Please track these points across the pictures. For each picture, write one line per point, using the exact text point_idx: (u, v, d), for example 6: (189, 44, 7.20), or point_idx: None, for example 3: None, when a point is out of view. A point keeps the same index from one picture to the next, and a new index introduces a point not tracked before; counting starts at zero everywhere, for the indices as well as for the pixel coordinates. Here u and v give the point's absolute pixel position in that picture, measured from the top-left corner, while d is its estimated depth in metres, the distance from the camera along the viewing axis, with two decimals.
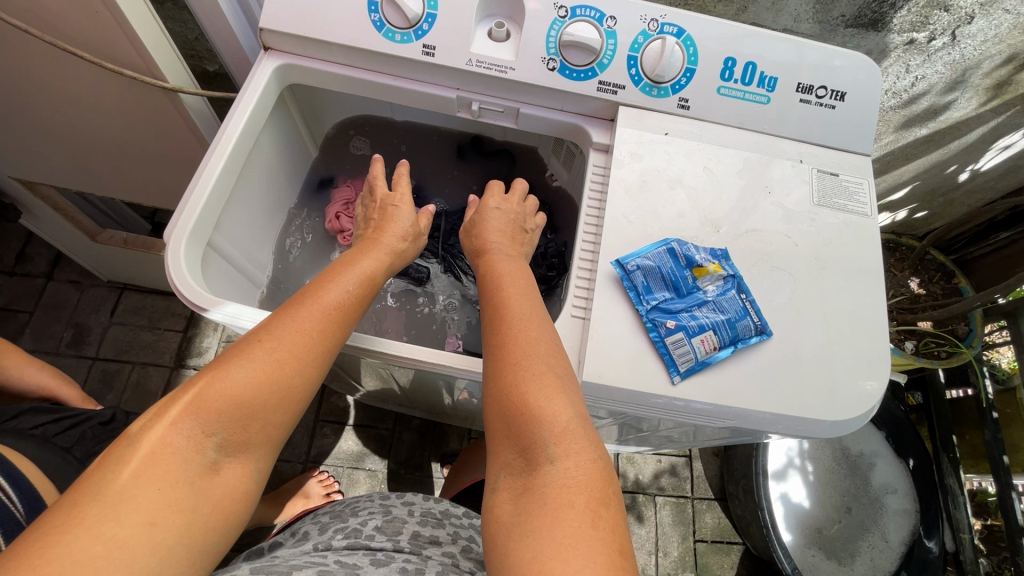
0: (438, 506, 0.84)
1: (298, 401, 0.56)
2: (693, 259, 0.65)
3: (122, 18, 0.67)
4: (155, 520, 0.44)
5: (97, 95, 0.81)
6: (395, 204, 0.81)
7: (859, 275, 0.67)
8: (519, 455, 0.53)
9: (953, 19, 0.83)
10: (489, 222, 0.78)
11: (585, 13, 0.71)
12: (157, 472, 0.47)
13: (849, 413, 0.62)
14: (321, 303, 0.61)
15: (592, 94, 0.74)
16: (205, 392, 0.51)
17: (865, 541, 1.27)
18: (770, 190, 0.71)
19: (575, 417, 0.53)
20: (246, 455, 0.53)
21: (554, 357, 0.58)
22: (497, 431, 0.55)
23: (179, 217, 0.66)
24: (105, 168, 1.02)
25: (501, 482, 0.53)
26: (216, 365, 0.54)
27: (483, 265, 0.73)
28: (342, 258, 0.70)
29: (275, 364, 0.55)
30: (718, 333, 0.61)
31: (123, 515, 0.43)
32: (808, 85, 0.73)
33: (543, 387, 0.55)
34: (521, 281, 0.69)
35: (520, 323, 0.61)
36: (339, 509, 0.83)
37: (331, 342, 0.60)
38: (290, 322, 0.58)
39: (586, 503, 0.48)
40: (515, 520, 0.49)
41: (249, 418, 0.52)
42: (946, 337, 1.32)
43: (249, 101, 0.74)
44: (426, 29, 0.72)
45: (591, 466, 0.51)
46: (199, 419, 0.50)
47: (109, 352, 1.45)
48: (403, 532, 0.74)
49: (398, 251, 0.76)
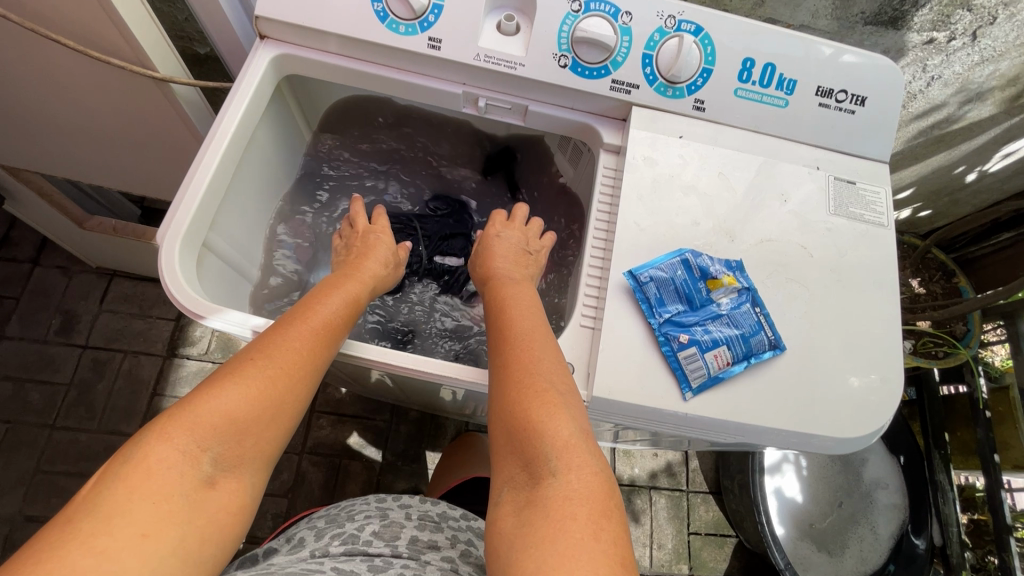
0: (435, 508, 0.83)
1: (290, 418, 0.55)
2: (708, 270, 0.63)
3: (107, 5, 0.63)
4: (150, 532, 0.43)
5: (79, 83, 0.77)
6: (376, 234, 0.80)
7: (873, 287, 0.66)
8: (522, 469, 0.52)
9: (975, 19, 0.81)
10: (493, 250, 0.77)
11: (599, 8, 0.68)
12: (152, 486, 0.45)
13: (862, 430, 0.60)
14: (310, 323, 0.60)
15: (604, 94, 0.71)
16: (201, 409, 0.50)
17: (854, 534, 1.30)
18: (785, 198, 0.68)
19: (576, 432, 0.53)
20: (242, 469, 0.51)
21: (555, 374, 0.58)
22: (501, 447, 0.55)
23: (174, 219, 0.63)
24: (89, 158, 0.98)
25: (503, 496, 0.52)
26: (209, 384, 0.52)
27: (490, 289, 0.71)
28: (326, 282, 0.69)
29: (267, 381, 0.54)
30: (732, 348, 0.60)
31: (118, 527, 0.42)
32: (828, 88, 0.70)
33: (544, 402, 0.54)
34: (525, 301, 0.68)
35: (520, 342, 0.61)
36: (335, 512, 0.81)
37: (320, 361, 0.59)
38: (280, 341, 0.57)
39: (588, 515, 0.47)
40: (518, 532, 0.47)
41: (243, 433, 0.51)
42: (945, 338, 1.35)
43: (245, 94, 0.70)
44: (432, 20, 0.68)
45: (593, 477, 0.50)
46: (194, 433, 0.48)
47: (100, 340, 1.42)
48: (400, 536, 0.74)
49: (379, 277, 0.75)
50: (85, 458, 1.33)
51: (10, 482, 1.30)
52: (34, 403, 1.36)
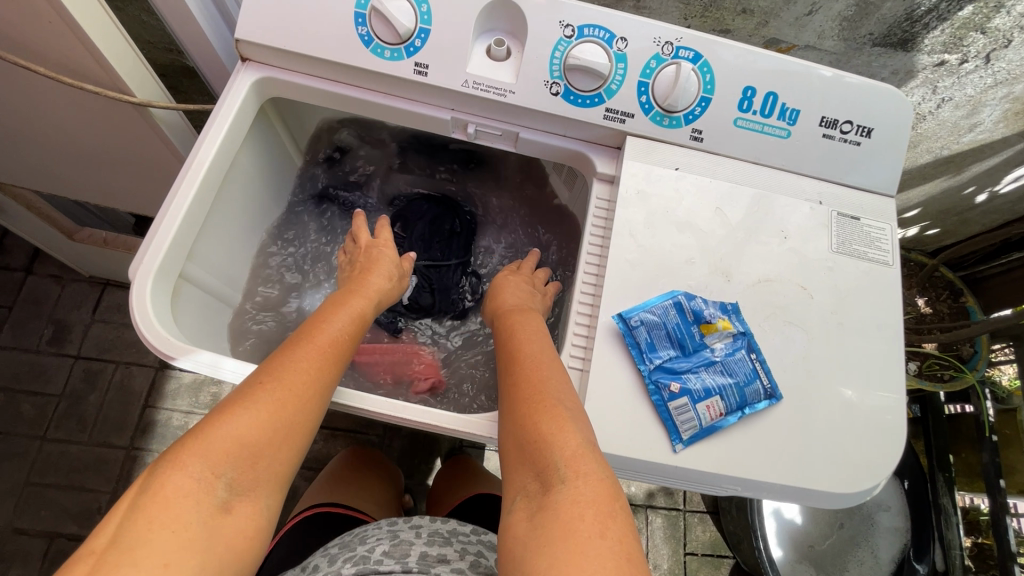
0: (445, 525, 0.79)
1: (305, 438, 0.53)
2: (702, 314, 0.60)
3: (78, 29, 0.61)
4: (171, 562, 0.41)
5: (58, 105, 0.75)
6: (379, 247, 0.79)
7: (876, 331, 0.63)
8: (535, 477, 0.49)
9: (988, 42, 0.78)
10: (505, 285, 0.78)
11: (593, 33, 0.65)
12: (167, 517, 0.43)
13: (860, 486, 0.58)
14: (318, 340, 0.58)
15: (597, 122, 0.68)
16: (213, 435, 0.48)
17: (854, 557, 1.27)
18: (785, 236, 0.65)
19: (585, 441, 0.50)
20: (258, 493, 0.49)
21: (564, 389, 0.55)
22: (513, 460, 0.52)
23: (145, 255, 0.61)
24: (74, 175, 0.96)
25: (516, 504, 0.49)
26: (219, 409, 0.50)
27: (501, 318, 0.70)
28: (333, 299, 0.66)
29: (279, 402, 0.51)
30: (725, 398, 0.57)
31: (139, 559, 0.40)
32: (832, 119, 0.67)
33: (554, 415, 0.52)
34: (530, 326, 0.66)
35: (530, 362, 0.59)
36: (348, 538, 0.78)
37: (331, 378, 0.57)
38: (287, 362, 0.55)
39: (594, 514, 0.44)
40: (532, 537, 0.45)
41: (257, 457, 0.49)
42: (951, 361, 1.30)
43: (227, 116, 0.68)
44: (418, 45, 0.66)
45: (600, 483, 0.47)
46: (207, 460, 0.46)
47: (91, 350, 1.41)
48: (411, 554, 0.71)
49: (385, 291, 0.73)
50: (76, 470, 1.32)
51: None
52: (25, 413, 1.35)
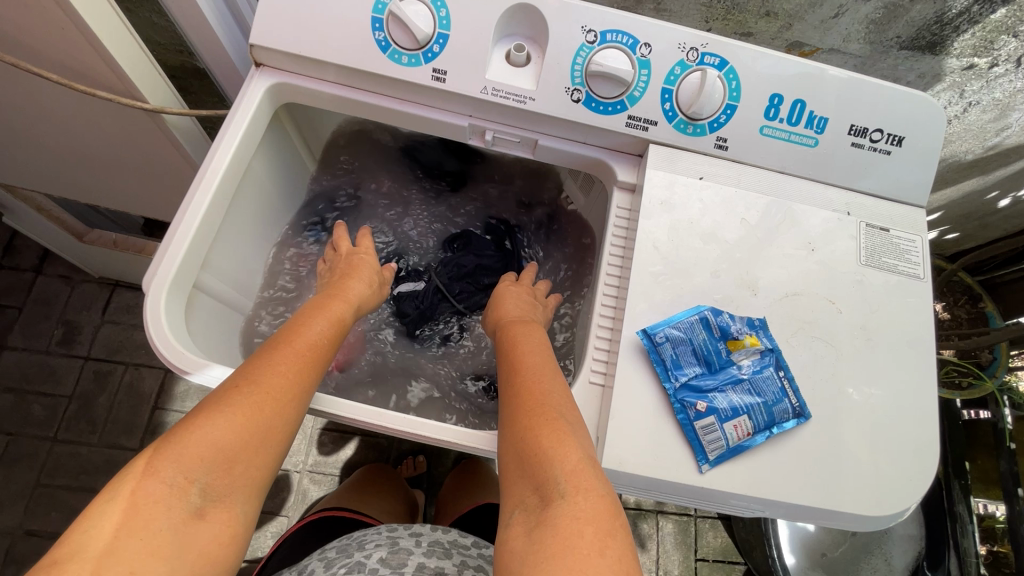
0: (446, 536, 0.78)
1: (281, 442, 0.52)
2: (728, 330, 0.59)
3: (90, 34, 0.60)
4: (137, 570, 0.40)
5: (69, 110, 0.74)
6: (360, 255, 0.79)
7: (906, 346, 0.61)
8: (533, 490, 0.48)
9: (1020, 45, 0.75)
10: (506, 295, 0.77)
11: (616, 39, 0.63)
12: (139, 523, 0.42)
13: (887, 509, 0.56)
14: (294, 344, 0.57)
15: (619, 130, 0.66)
16: (185, 440, 0.46)
17: (868, 565, 1.24)
18: (812, 247, 0.63)
19: (586, 457, 0.49)
20: (233, 498, 0.47)
21: (566, 403, 0.54)
22: (512, 472, 0.51)
23: (158, 267, 0.60)
24: (84, 180, 0.95)
25: (514, 517, 0.48)
26: (194, 414, 0.49)
27: (502, 329, 0.69)
28: (313, 303, 0.66)
29: (253, 404, 0.50)
30: (753, 418, 0.56)
31: (104, 568, 0.39)
32: (862, 127, 0.66)
33: (553, 429, 0.50)
34: (533, 338, 0.65)
35: (532, 375, 0.58)
36: (346, 542, 0.77)
37: (309, 381, 0.56)
38: (265, 365, 0.54)
39: (594, 533, 0.43)
40: (528, 554, 0.43)
41: (232, 461, 0.47)
42: (969, 367, 1.28)
43: (241, 124, 0.67)
44: (436, 51, 0.64)
45: (599, 500, 0.45)
46: (180, 465, 0.45)
47: (101, 352, 1.40)
48: (408, 565, 0.69)
49: (365, 296, 0.73)
50: (86, 472, 1.32)
51: (10, 495, 1.29)
52: (35, 414, 1.34)
